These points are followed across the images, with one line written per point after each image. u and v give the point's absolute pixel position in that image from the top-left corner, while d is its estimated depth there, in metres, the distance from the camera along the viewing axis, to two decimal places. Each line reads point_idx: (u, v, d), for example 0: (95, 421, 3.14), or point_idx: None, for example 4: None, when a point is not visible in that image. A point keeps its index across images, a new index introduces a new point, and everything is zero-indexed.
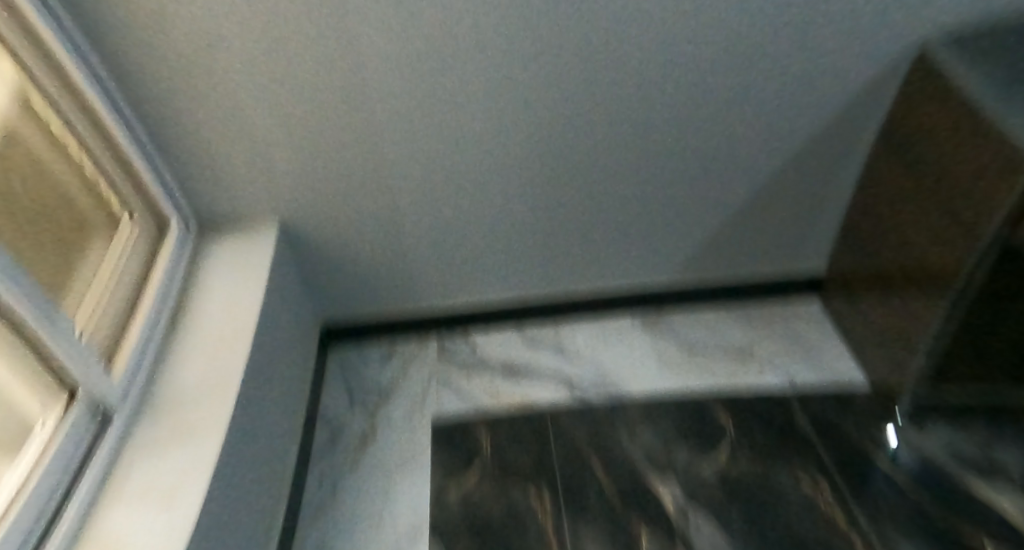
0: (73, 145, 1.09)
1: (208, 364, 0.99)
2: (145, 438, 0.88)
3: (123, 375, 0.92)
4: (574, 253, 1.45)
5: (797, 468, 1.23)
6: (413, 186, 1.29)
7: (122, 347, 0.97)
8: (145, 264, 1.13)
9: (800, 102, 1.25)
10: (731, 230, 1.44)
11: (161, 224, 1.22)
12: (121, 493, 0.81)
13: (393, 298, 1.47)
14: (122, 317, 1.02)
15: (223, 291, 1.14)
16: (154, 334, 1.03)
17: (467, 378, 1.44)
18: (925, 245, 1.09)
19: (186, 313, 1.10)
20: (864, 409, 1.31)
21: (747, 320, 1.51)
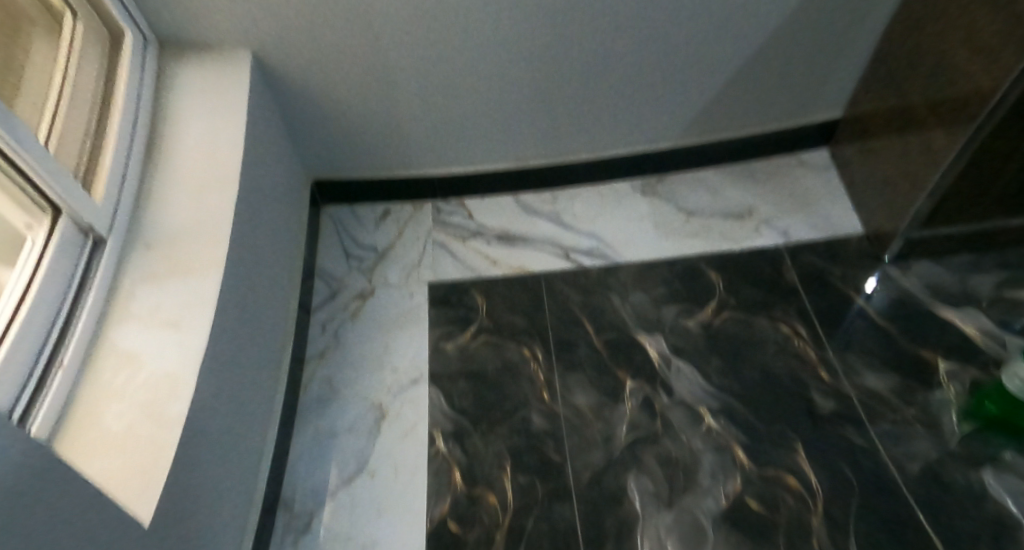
0: None
1: (196, 191, 0.99)
2: (142, 263, 0.92)
3: (107, 195, 0.92)
4: (580, 111, 1.40)
5: (779, 317, 1.29)
6: (407, 41, 1.21)
7: (99, 164, 0.95)
8: (104, 76, 1.05)
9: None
10: (744, 81, 1.37)
11: (114, 31, 1.10)
12: (128, 311, 0.87)
13: (391, 159, 1.46)
14: (91, 133, 0.98)
15: (197, 115, 1.09)
16: (131, 154, 1.00)
17: (462, 243, 1.46)
18: (946, 81, 1.09)
19: (162, 139, 1.06)
20: (851, 256, 1.35)
21: (751, 181, 1.50)
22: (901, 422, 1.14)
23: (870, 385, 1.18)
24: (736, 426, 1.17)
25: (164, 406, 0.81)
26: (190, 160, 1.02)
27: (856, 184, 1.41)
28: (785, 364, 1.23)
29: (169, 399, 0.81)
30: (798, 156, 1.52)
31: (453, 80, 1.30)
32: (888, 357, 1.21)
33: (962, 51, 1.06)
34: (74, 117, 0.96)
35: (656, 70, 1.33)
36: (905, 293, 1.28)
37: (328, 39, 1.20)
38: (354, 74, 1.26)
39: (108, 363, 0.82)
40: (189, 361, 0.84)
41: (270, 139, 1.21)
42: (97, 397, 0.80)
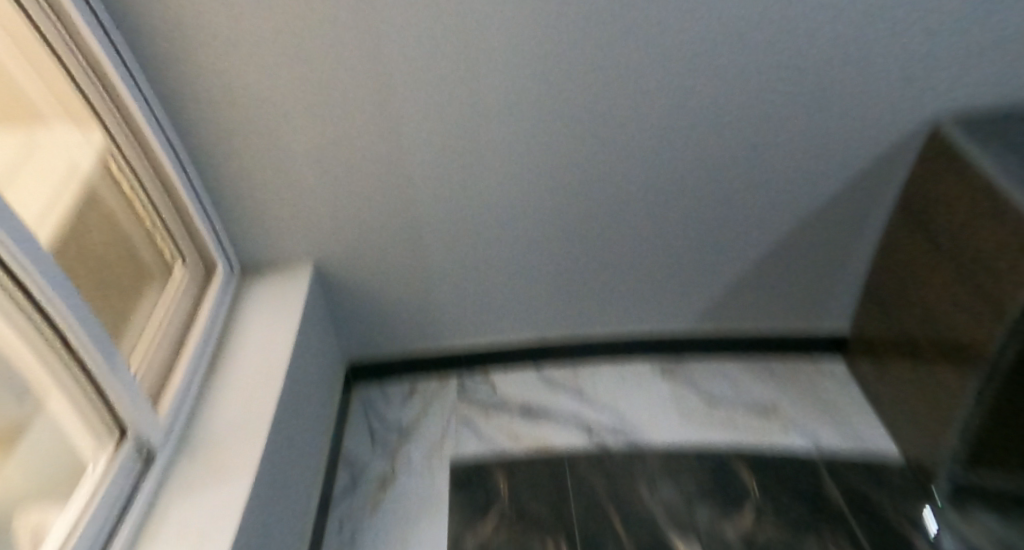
0: (139, 201, 1.17)
1: (244, 403, 1.07)
2: (182, 479, 0.96)
3: (170, 410, 1.01)
4: (605, 309, 1.56)
5: (829, 542, 1.25)
6: (450, 248, 1.41)
7: (168, 385, 1.05)
8: (193, 307, 1.20)
9: (825, 157, 1.31)
10: (748, 286, 1.51)
11: (207, 265, 1.29)
12: (160, 529, 0.88)
13: (427, 335, 1.58)
14: (168, 357, 1.09)
15: (257, 324, 1.23)
16: (195, 376, 1.10)
17: (486, 418, 1.54)
18: (950, 313, 1.14)
19: (226, 352, 1.18)
20: (898, 485, 1.33)
21: (768, 377, 1.56)
22: None
23: None
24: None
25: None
26: (247, 369, 1.14)
27: (879, 399, 1.44)
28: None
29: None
30: (816, 364, 1.58)
31: (487, 272, 1.47)
32: None
33: (949, 301, 1.14)
34: (160, 344, 1.08)
35: (671, 269, 1.49)
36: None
37: (378, 247, 1.39)
38: (398, 274, 1.44)
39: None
40: None
41: (317, 335, 1.37)
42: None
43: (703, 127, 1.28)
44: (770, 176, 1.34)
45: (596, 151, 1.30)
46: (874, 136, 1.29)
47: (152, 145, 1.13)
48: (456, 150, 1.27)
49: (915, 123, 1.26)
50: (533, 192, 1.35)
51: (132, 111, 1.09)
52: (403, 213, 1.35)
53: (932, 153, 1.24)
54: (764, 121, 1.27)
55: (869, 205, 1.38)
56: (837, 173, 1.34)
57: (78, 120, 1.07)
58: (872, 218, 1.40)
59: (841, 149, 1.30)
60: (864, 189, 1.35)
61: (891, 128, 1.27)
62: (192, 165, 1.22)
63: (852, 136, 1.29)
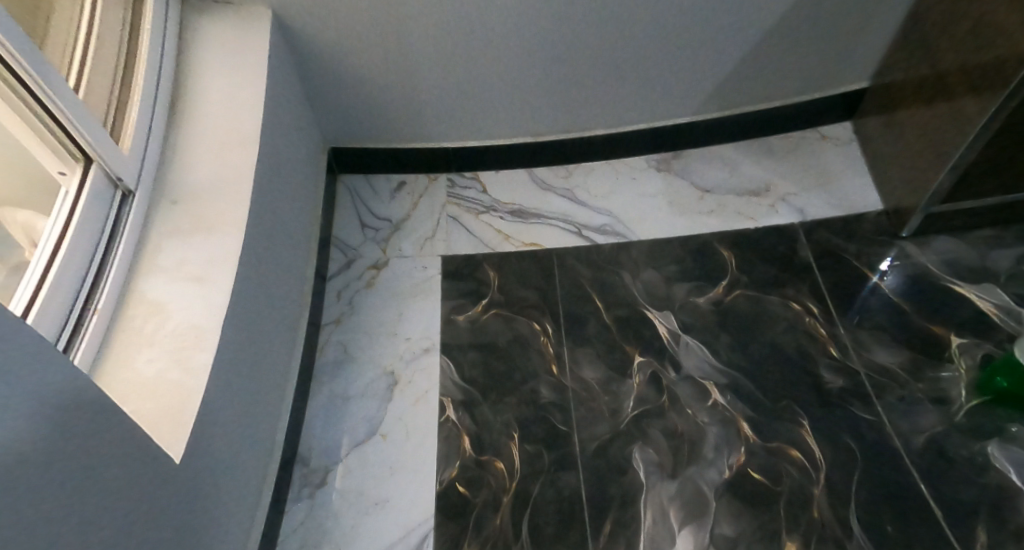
0: None
1: (220, 152, 0.98)
2: (168, 218, 0.91)
3: (134, 146, 0.92)
4: (602, 82, 1.38)
5: (789, 291, 1.28)
6: (424, 8, 1.19)
7: (126, 116, 0.94)
8: (128, 27, 1.02)
9: None
10: (766, 51, 1.35)
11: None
12: (154, 263, 0.87)
13: (402, 115, 1.41)
14: (117, 83, 0.96)
15: (217, 76, 1.06)
16: (156, 112, 0.98)
17: (475, 217, 1.45)
18: (985, 48, 1.05)
19: (187, 92, 1.05)
20: (867, 233, 1.33)
21: (768, 156, 1.48)
22: (911, 400, 1.13)
23: (880, 362, 1.17)
24: (739, 398, 1.16)
25: (189, 354, 0.81)
26: (214, 122, 1.01)
27: (879, 156, 1.38)
28: (795, 340, 1.22)
29: (195, 347, 0.81)
30: (820, 130, 1.50)
31: (467, 41, 1.26)
32: (899, 334, 1.20)
33: (994, 29, 1.03)
34: (101, 68, 0.95)
35: (682, 35, 1.30)
36: (923, 271, 1.26)
37: (346, 2, 1.17)
38: (368, 40, 1.24)
39: (137, 317, 0.83)
40: (210, 322, 0.83)
41: (288, 106, 1.20)
42: (128, 343, 0.81)
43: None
44: None
45: None
46: None
47: None
48: None
49: None
50: None
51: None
52: None
53: None
54: None
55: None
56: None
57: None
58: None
59: None
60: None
61: None
62: None
63: None
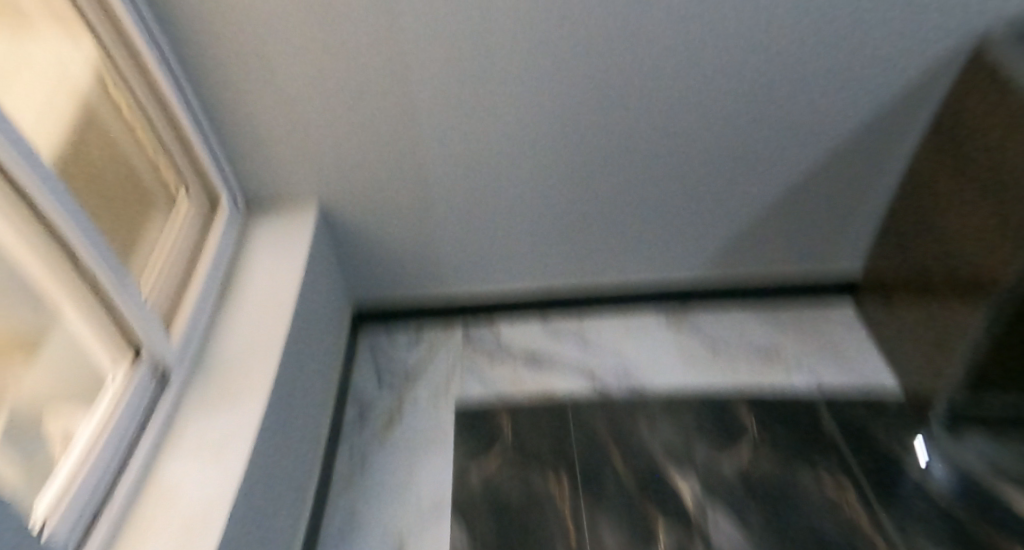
0: (139, 127, 1.13)
1: (255, 331, 1.10)
2: (198, 401, 1.00)
3: (181, 334, 1.04)
4: (613, 251, 1.52)
5: (820, 469, 1.27)
6: (455, 188, 1.38)
7: (180, 311, 1.07)
8: (200, 235, 1.20)
9: (839, 97, 1.27)
10: (762, 228, 1.48)
11: (211, 197, 1.27)
12: (177, 446, 0.93)
13: (430, 277, 1.55)
14: (177, 286, 1.10)
15: (267, 256, 1.23)
16: (207, 299, 1.12)
17: (490, 363, 1.53)
18: (964, 246, 1.13)
19: (234, 283, 1.19)
20: (896, 417, 1.35)
21: (777, 320, 1.55)
22: None
23: None
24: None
25: (197, 533, 0.83)
26: (254, 302, 1.14)
27: (888, 342, 1.43)
28: (838, 527, 1.19)
29: (204, 525, 0.84)
30: (823, 305, 1.58)
31: (491, 215, 1.43)
32: (951, 533, 1.16)
33: (962, 235, 1.14)
34: (169, 272, 1.09)
35: (682, 211, 1.45)
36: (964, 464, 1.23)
37: (385, 184, 1.35)
38: (402, 214, 1.41)
39: (154, 501, 0.87)
40: (222, 495, 0.87)
41: (324, 274, 1.35)
42: (143, 526, 0.84)
43: (718, 58, 1.22)
44: (787, 112, 1.29)
45: (607, 81, 1.24)
46: (899, 70, 1.24)
47: (152, 68, 1.09)
48: (459, 81, 1.22)
49: (943, 53, 1.21)
50: (538, 128, 1.30)
51: (126, 27, 1.04)
52: (405, 151, 1.31)
53: (960, 87, 1.19)
54: (782, 55, 1.22)
55: (883, 141, 1.34)
56: (855, 108, 1.28)
57: (77, 40, 1.03)
58: (889, 156, 1.36)
59: (863, 84, 1.25)
60: (879, 124, 1.31)
61: (919, 57, 1.22)
62: (193, 91, 1.19)
63: (878, 67, 1.23)
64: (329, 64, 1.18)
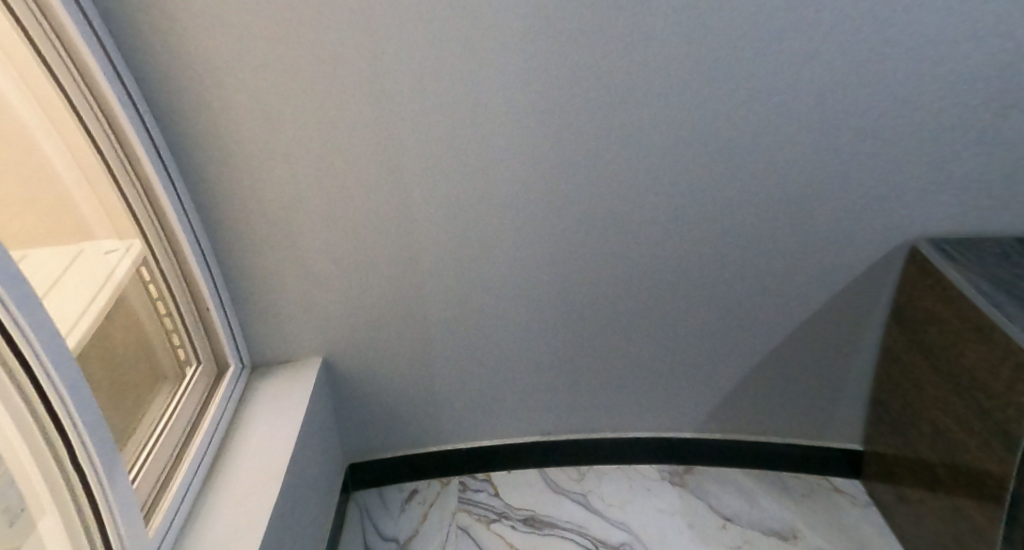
0: (162, 305, 1.22)
1: (240, 507, 1.07)
2: None
3: (160, 525, 1.00)
4: (605, 415, 1.54)
5: None
6: (454, 350, 1.43)
7: (163, 499, 1.05)
8: (200, 407, 1.23)
9: (809, 278, 1.34)
10: (752, 399, 1.50)
11: (219, 366, 1.33)
12: None
13: (428, 436, 1.56)
14: (168, 465, 1.10)
15: (263, 420, 1.25)
16: (195, 479, 1.11)
17: (488, 527, 1.48)
18: (961, 439, 1.11)
19: (226, 454, 1.18)
20: None
21: (783, 495, 1.51)
22: None
23: None
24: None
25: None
26: (241, 482, 1.12)
27: (900, 524, 1.37)
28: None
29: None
30: (830, 481, 1.54)
31: (487, 374, 1.47)
32: None
33: (955, 428, 1.13)
34: (161, 456, 1.09)
35: (672, 375, 1.48)
36: None
37: (386, 344, 1.41)
38: (401, 373, 1.45)
39: None
40: None
41: (321, 433, 1.37)
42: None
43: (699, 234, 1.30)
44: (763, 289, 1.36)
45: (592, 256, 1.33)
46: (865, 255, 1.31)
47: (186, 253, 1.19)
48: (457, 254, 1.31)
49: (904, 242, 1.29)
50: (532, 297, 1.37)
51: (169, 221, 1.16)
52: (409, 314, 1.37)
53: (916, 271, 1.26)
54: (750, 238, 1.31)
55: (866, 315, 1.38)
56: (830, 284, 1.35)
57: (123, 233, 1.14)
58: (874, 329, 1.39)
59: (832, 267, 1.33)
60: (857, 299, 1.36)
61: (882, 243, 1.30)
62: (219, 270, 1.27)
63: (843, 251, 1.31)
64: (338, 241, 1.27)
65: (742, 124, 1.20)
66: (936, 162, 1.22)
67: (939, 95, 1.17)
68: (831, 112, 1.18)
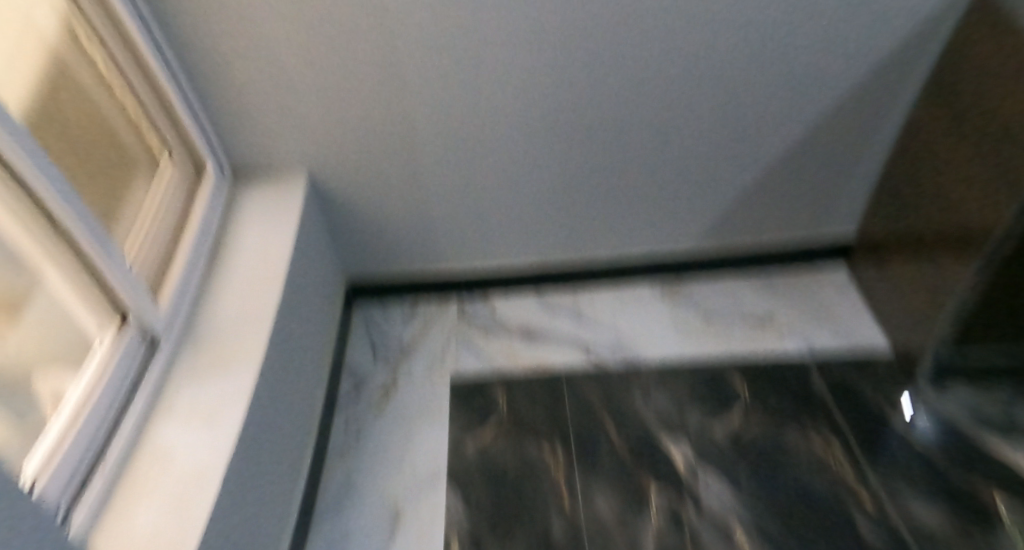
0: (115, 84, 1.12)
1: (248, 293, 1.10)
2: (189, 362, 1.00)
3: (169, 300, 1.03)
4: (603, 220, 1.49)
5: (809, 429, 1.27)
6: (443, 158, 1.34)
7: (168, 277, 1.06)
8: (186, 202, 1.18)
9: (831, 55, 1.23)
10: (757, 198, 1.46)
11: (197, 162, 1.24)
12: (170, 408, 0.94)
13: (421, 253, 1.52)
14: (165, 250, 1.09)
15: (254, 216, 1.23)
16: (197, 265, 1.11)
17: (486, 338, 1.50)
18: (954, 199, 1.13)
19: (228, 239, 1.19)
20: (882, 371, 1.35)
21: (774, 291, 1.53)
22: None
23: (918, 515, 1.13)
24: (765, 542, 1.13)
25: (192, 496, 0.84)
26: (242, 276, 1.12)
27: (878, 299, 1.43)
28: (827, 486, 1.19)
29: (198, 490, 0.85)
30: (819, 272, 1.56)
31: (479, 185, 1.40)
32: (933, 481, 1.17)
33: (952, 192, 1.13)
34: (154, 239, 1.08)
35: (676, 176, 1.41)
36: (950, 419, 1.21)
37: (370, 151, 1.31)
38: (391, 184, 1.38)
39: (147, 463, 0.87)
40: (214, 459, 0.88)
41: (315, 249, 1.32)
42: (134, 491, 0.85)
43: (714, 12, 1.17)
44: (783, 71, 1.25)
45: (596, 46, 1.20)
46: (895, 28, 1.20)
47: (133, 35, 1.07)
48: (441, 37, 1.17)
49: (942, 8, 1.17)
50: (529, 96, 1.26)
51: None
52: (391, 117, 1.27)
53: (961, 42, 1.15)
54: (771, 12, 1.17)
55: (890, 96, 1.30)
56: (854, 68, 1.25)
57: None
58: (893, 115, 1.33)
59: (855, 41, 1.21)
60: (882, 85, 1.28)
61: (918, 11, 1.18)
62: (168, 47, 1.14)
63: (872, 23, 1.19)
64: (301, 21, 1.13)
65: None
66: None
67: None
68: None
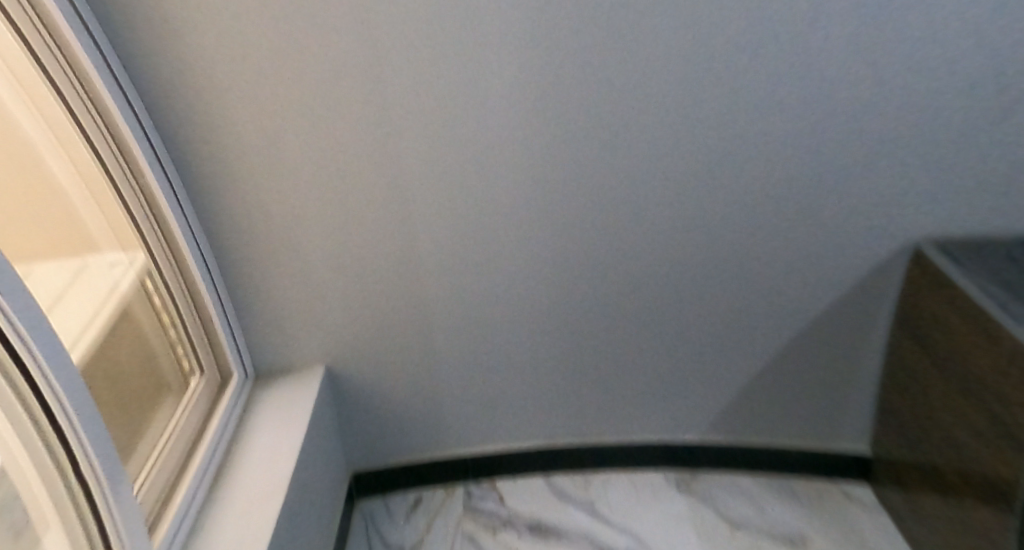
0: (167, 316, 1.22)
1: (246, 515, 1.06)
2: None
3: (165, 534, 1.00)
4: (609, 419, 1.53)
5: None
6: (456, 357, 1.42)
7: (168, 505, 1.05)
8: (204, 419, 1.22)
9: (810, 272, 1.33)
10: (759, 399, 1.48)
11: (222, 374, 1.32)
12: None
13: (431, 442, 1.54)
14: (170, 479, 1.09)
15: (266, 427, 1.26)
16: (200, 487, 1.10)
17: (494, 537, 1.45)
18: (969, 438, 1.11)
19: (237, 452, 1.20)
20: None
21: (793, 500, 1.49)
22: None
23: None
24: None
25: None
26: (249, 486, 1.12)
27: (907, 525, 1.36)
28: None
29: None
30: (841, 488, 1.51)
31: (487, 384, 1.47)
32: None
33: (967, 432, 1.11)
34: (165, 466, 1.08)
35: (676, 379, 1.47)
36: None
37: (389, 354, 1.40)
38: (408, 380, 1.44)
39: None
40: None
41: (324, 442, 1.36)
42: None
43: (698, 235, 1.30)
44: (769, 286, 1.35)
45: (593, 262, 1.32)
46: (870, 252, 1.30)
47: (191, 270, 1.20)
48: (458, 251, 1.30)
49: (910, 239, 1.28)
50: (534, 302, 1.37)
51: (176, 238, 1.16)
52: (411, 320, 1.37)
53: (922, 271, 1.25)
54: (747, 239, 1.30)
55: (877, 310, 1.36)
56: (835, 284, 1.34)
57: (124, 241, 1.14)
58: (879, 329, 1.39)
59: (832, 258, 1.31)
60: (867, 303, 1.36)
61: (890, 239, 1.28)
62: (217, 269, 1.26)
63: (846, 245, 1.30)
64: (341, 236, 1.26)
65: (756, 115, 1.18)
66: (950, 155, 1.21)
67: (953, 92, 1.16)
68: (853, 106, 1.17)
